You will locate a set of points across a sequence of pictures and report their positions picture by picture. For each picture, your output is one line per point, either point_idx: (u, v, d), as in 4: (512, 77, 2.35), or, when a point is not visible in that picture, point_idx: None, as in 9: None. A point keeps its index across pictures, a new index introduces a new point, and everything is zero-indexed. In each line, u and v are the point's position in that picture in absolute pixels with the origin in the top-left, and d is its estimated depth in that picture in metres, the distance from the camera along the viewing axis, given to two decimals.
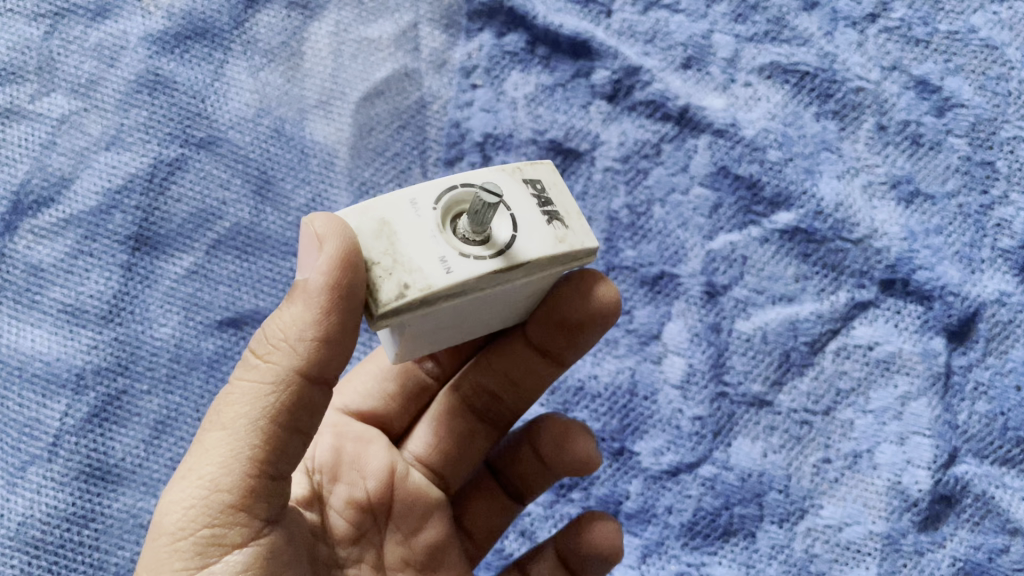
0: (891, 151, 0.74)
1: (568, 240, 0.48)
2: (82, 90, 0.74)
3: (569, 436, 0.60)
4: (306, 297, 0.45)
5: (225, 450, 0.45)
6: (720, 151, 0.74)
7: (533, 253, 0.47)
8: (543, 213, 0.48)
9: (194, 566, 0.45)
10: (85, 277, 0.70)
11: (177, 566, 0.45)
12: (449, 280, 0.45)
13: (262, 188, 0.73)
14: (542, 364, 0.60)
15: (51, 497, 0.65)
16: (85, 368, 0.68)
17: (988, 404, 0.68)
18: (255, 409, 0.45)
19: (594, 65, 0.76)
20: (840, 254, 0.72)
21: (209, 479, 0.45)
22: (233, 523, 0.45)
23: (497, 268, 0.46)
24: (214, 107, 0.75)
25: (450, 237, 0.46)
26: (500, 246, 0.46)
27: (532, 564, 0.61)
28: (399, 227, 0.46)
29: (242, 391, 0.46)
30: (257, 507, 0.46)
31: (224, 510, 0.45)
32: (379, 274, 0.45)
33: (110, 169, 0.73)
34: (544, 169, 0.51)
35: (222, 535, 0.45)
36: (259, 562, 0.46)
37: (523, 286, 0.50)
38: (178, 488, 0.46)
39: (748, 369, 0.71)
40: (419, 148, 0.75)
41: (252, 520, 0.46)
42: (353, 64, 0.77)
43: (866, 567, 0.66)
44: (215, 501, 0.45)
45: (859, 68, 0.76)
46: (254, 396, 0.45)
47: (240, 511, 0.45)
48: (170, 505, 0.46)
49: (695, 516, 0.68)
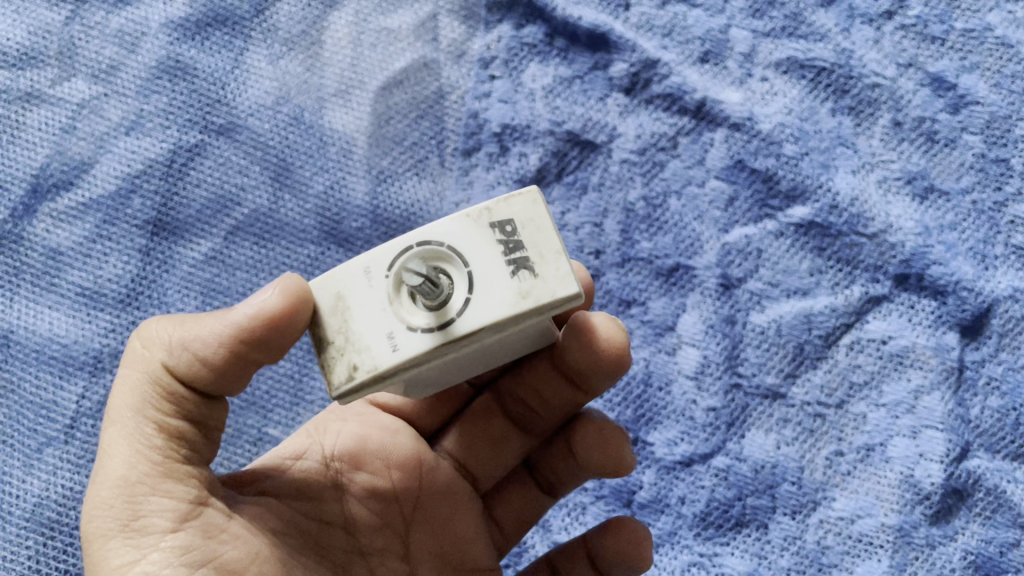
0: (906, 147, 0.74)
1: (533, 294, 0.44)
2: (102, 75, 0.75)
3: (604, 440, 0.59)
4: (214, 311, 0.49)
5: (128, 443, 0.48)
6: (736, 145, 0.75)
7: (480, 322, 0.44)
8: (506, 265, 0.45)
9: (132, 558, 0.46)
10: (104, 261, 0.71)
11: (116, 561, 0.47)
12: (394, 360, 0.44)
13: (281, 175, 0.74)
14: (562, 389, 0.59)
15: (67, 479, 0.65)
16: (103, 351, 0.69)
17: (1001, 400, 0.68)
18: (137, 405, 0.49)
19: (612, 57, 0.77)
20: (855, 248, 0.72)
21: (119, 475, 0.48)
22: (154, 510, 0.47)
23: (439, 342, 0.44)
24: (234, 93, 0.75)
25: (401, 306, 0.45)
26: (447, 315, 0.44)
27: (561, 563, 0.61)
28: (351, 301, 0.46)
29: (124, 391, 0.49)
30: (178, 490, 0.48)
31: (137, 497, 0.47)
32: (333, 354, 0.46)
33: (130, 154, 0.73)
34: (521, 202, 0.46)
35: (150, 524, 0.47)
36: (191, 541, 0.47)
37: (505, 337, 0.47)
38: (96, 491, 0.48)
39: (762, 362, 0.71)
40: (437, 138, 0.75)
41: (179, 503, 0.47)
42: (373, 54, 0.77)
43: (877, 559, 0.66)
44: (134, 491, 0.47)
45: (875, 65, 0.76)
46: (139, 390, 0.49)
47: (163, 495, 0.47)
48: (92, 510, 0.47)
49: (708, 507, 0.69)
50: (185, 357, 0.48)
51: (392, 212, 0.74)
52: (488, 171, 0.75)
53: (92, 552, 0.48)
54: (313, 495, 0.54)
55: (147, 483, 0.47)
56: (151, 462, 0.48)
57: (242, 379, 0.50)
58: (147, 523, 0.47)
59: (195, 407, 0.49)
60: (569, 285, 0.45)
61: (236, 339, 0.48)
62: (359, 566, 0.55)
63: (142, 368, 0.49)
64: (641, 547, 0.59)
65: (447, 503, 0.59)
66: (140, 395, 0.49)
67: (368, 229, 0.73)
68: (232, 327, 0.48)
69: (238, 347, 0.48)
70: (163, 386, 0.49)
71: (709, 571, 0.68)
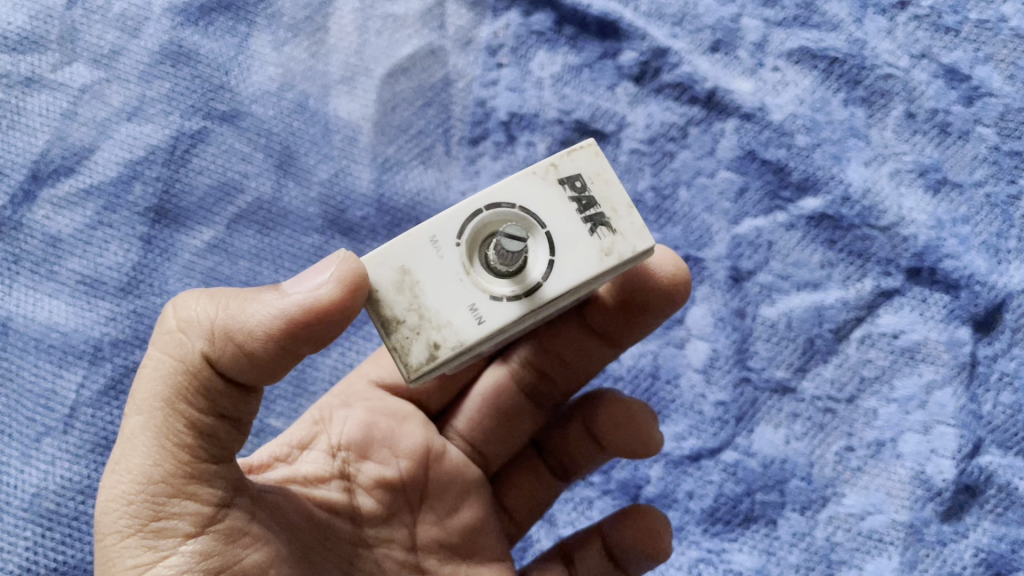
0: (919, 139, 0.73)
1: (616, 250, 0.47)
2: (103, 60, 0.74)
3: (633, 419, 0.60)
4: (261, 295, 0.45)
5: (153, 434, 0.45)
6: (747, 135, 0.74)
7: (570, 282, 0.46)
8: (584, 222, 0.47)
9: (146, 562, 0.43)
10: (104, 248, 0.70)
11: (127, 564, 0.44)
12: (482, 331, 0.46)
13: (284, 163, 0.73)
14: (594, 347, 0.61)
15: (66, 469, 0.64)
16: (103, 340, 0.68)
17: (1013, 395, 0.67)
18: (166, 394, 0.45)
19: (621, 46, 0.76)
20: (866, 241, 0.71)
21: (140, 469, 0.44)
22: (177, 512, 0.44)
23: (528, 309, 0.46)
24: (237, 80, 0.74)
25: (478, 276, 0.46)
26: (534, 282, 0.46)
27: (578, 551, 0.60)
28: (421, 275, 0.46)
29: (153, 373, 0.46)
30: (203, 492, 0.45)
31: (158, 496, 0.44)
32: (407, 334, 0.45)
33: (131, 140, 0.72)
34: (584, 155, 0.49)
35: (170, 527, 0.44)
36: (213, 548, 0.44)
37: (569, 300, 0.49)
38: (110, 483, 0.45)
39: (771, 356, 0.70)
40: (443, 127, 0.74)
41: (202, 506, 0.44)
42: (378, 41, 0.76)
43: (888, 556, 0.65)
44: (154, 491, 0.44)
45: (888, 56, 0.75)
46: (170, 376, 0.45)
47: (184, 497, 0.44)
48: (106, 504, 0.44)
49: (716, 502, 0.68)
50: (227, 347, 0.45)
51: (397, 201, 0.73)
52: (495, 161, 0.74)
53: (103, 549, 0.44)
54: (317, 483, 0.54)
55: (171, 481, 0.44)
56: (176, 459, 0.44)
57: (280, 374, 0.47)
58: (167, 525, 0.44)
59: (228, 401, 0.46)
60: (647, 239, 0.48)
61: (284, 332, 0.44)
62: (365, 558, 0.53)
63: (176, 350, 0.45)
64: (660, 537, 0.59)
65: (457, 491, 0.58)
66: (170, 382, 0.45)
67: (373, 219, 0.72)
68: (280, 317, 0.44)
69: (286, 341, 0.45)
70: (197, 375, 0.45)
71: (716, 567, 0.66)
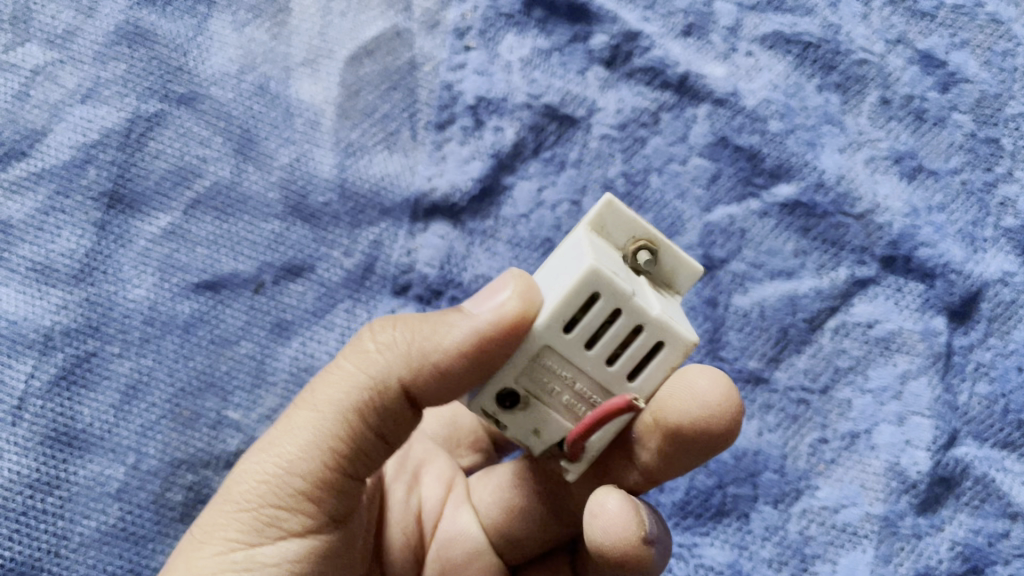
0: (895, 125, 0.72)
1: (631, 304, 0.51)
2: (57, 41, 0.71)
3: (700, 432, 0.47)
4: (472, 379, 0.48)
5: (307, 455, 0.46)
6: (720, 121, 0.72)
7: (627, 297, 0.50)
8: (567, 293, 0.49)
9: (246, 540, 0.46)
10: (57, 234, 0.67)
11: (231, 532, 0.46)
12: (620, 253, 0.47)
13: (245, 147, 0.71)
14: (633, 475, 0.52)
15: (14, 462, 0.62)
16: (54, 329, 0.65)
17: (989, 386, 0.66)
18: (344, 411, 0.47)
19: (592, 29, 0.74)
20: (840, 228, 0.70)
21: (308, 460, 0.46)
22: (255, 478, 0.47)
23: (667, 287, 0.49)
24: (196, 61, 0.72)
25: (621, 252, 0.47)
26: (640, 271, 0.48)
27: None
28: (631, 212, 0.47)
29: (338, 390, 0.47)
30: (291, 521, 0.46)
31: (339, 501, 0.48)
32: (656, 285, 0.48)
33: (85, 123, 0.70)
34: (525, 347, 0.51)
35: (250, 491, 0.47)
36: (309, 555, 0.47)
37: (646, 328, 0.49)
38: (305, 418, 0.47)
39: (744, 345, 0.68)
40: (409, 111, 0.72)
41: (316, 513, 0.47)
42: (343, 23, 0.74)
43: (862, 550, 0.64)
44: (285, 483, 0.46)
45: (863, 41, 0.73)
46: (344, 393, 0.47)
47: (303, 499, 0.46)
48: (287, 447, 0.47)
49: (687, 495, 0.66)
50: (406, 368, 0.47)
51: (360, 187, 0.71)
52: (462, 146, 0.72)
53: (225, 511, 0.47)
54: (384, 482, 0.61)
55: (291, 495, 0.46)
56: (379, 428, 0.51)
57: (400, 417, 0.48)
58: (338, 544, 0.49)
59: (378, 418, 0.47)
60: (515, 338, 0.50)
61: (439, 398, 0.48)
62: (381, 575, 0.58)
63: (351, 365, 0.48)
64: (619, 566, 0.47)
65: (434, 531, 0.60)
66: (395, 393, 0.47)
67: (335, 204, 0.70)
68: (474, 336, 0.45)
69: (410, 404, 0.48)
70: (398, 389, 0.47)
71: (687, 562, 0.65)
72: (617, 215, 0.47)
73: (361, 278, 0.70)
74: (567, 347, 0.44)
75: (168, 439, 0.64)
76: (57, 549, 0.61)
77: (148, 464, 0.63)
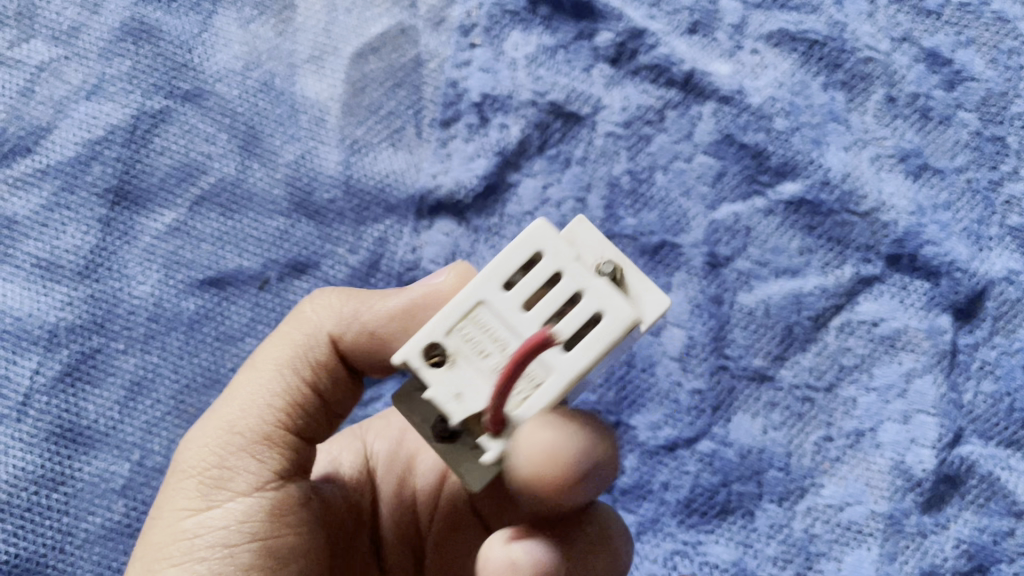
0: (900, 124, 0.71)
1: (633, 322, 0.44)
2: (63, 37, 0.71)
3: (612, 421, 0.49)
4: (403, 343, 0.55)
5: (253, 411, 0.51)
6: (726, 118, 0.72)
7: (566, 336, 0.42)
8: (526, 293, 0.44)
9: (200, 506, 0.49)
10: (62, 230, 0.67)
11: (186, 500, 0.50)
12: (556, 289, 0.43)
13: (249, 144, 0.71)
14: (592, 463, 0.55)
15: (19, 458, 0.62)
16: (59, 325, 0.65)
17: (994, 384, 0.66)
18: (287, 367, 0.53)
19: (598, 27, 0.74)
20: (845, 226, 0.70)
21: (253, 418, 0.51)
22: (202, 444, 0.51)
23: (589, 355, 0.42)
24: (201, 58, 0.72)
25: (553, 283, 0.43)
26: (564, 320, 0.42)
27: None
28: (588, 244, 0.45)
29: (279, 350, 0.54)
30: (235, 479, 0.50)
31: (292, 457, 0.52)
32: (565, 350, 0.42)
33: (90, 119, 0.70)
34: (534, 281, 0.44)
35: (203, 462, 0.50)
36: (262, 509, 0.50)
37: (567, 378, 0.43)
38: (253, 381, 0.53)
39: (749, 343, 0.68)
40: (414, 108, 0.72)
41: (262, 470, 0.50)
42: (348, 20, 0.74)
43: (867, 548, 0.64)
44: (231, 441, 0.51)
45: (869, 38, 0.73)
46: (289, 353, 0.53)
47: (249, 456, 0.50)
48: (236, 410, 0.52)
49: (692, 493, 0.66)
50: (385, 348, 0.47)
51: (365, 184, 0.71)
52: (467, 143, 0.72)
53: (176, 482, 0.51)
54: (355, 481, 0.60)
55: (239, 453, 0.50)
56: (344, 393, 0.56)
57: (338, 378, 0.54)
58: (298, 502, 0.51)
59: (320, 379, 0.53)
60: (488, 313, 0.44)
61: (371, 358, 0.54)
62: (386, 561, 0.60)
63: (294, 332, 0.54)
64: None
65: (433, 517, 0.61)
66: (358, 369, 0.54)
67: (340, 201, 0.70)
68: (406, 303, 0.53)
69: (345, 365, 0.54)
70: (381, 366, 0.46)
71: (692, 560, 0.65)
72: (587, 234, 0.44)
73: (366, 274, 0.69)
74: (505, 304, 0.43)
75: (173, 435, 0.64)
76: (63, 545, 0.61)
77: (153, 460, 0.63)
